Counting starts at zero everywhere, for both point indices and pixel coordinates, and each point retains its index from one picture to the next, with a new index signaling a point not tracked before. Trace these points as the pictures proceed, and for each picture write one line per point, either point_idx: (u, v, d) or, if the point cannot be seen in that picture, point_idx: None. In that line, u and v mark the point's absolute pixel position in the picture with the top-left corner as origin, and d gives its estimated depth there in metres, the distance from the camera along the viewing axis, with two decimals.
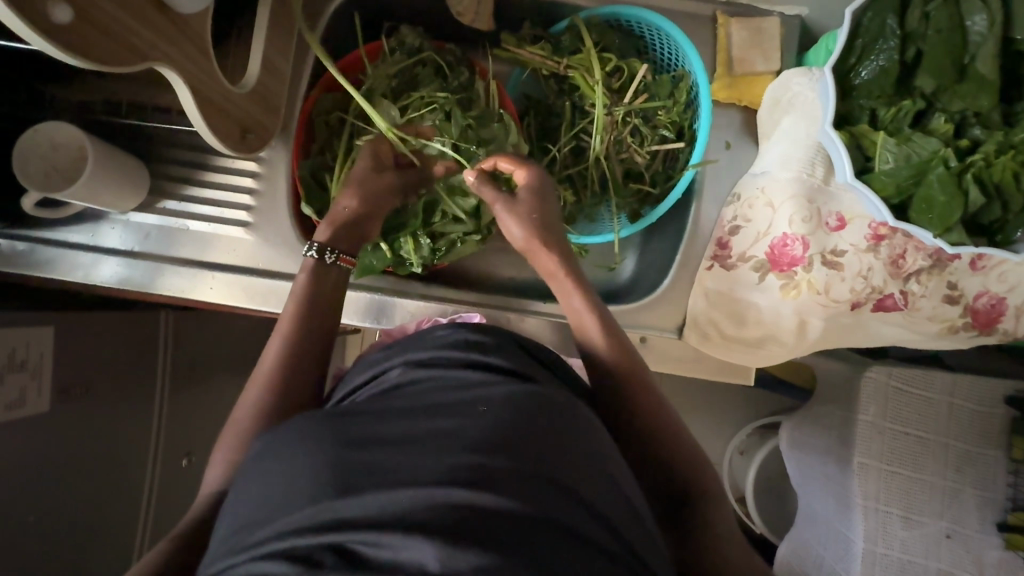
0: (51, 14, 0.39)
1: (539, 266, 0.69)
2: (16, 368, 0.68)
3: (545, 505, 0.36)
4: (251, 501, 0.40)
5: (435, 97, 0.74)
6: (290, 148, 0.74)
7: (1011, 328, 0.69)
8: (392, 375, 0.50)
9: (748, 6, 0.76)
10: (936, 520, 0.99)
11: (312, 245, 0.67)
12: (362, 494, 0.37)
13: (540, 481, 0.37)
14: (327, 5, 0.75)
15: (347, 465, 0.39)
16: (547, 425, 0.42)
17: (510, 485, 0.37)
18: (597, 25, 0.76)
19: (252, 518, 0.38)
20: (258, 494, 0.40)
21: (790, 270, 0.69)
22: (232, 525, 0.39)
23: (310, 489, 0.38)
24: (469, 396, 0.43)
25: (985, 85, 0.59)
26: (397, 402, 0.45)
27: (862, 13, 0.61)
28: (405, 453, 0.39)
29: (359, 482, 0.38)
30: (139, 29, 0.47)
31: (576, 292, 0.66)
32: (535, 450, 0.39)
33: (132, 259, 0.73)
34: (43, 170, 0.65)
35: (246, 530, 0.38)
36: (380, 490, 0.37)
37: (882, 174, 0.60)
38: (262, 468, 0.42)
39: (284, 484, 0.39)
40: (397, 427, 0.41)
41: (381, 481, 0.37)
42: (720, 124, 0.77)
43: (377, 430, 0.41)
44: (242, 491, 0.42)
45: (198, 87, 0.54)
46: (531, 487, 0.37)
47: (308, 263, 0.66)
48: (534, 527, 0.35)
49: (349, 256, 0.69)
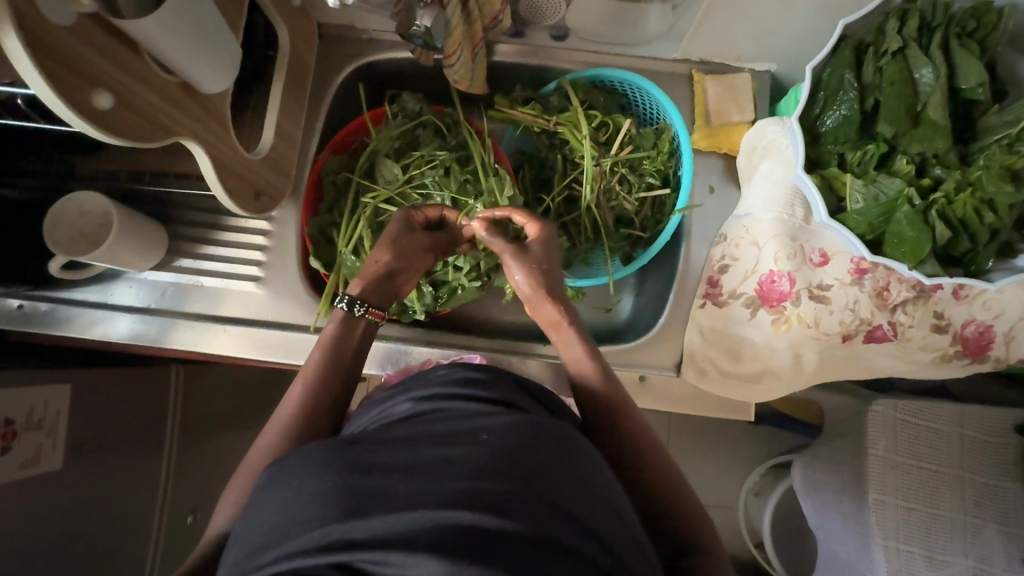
0: (95, 101, 0.44)
1: (541, 318, 0.71)
2: (34, 426, 0.70)
3: (546, 527, 0.37)
4: (259, 527, 0.41)
5: (436, 155, 0.81)
6: (299, 207, 0.79)
7: (1002, 355, 0.71)
8: (399, 408, 0.51)
9: (721, 63, 0.82)
10: (961, 560, 0.96)
11: (344, 296, 0.70)
12: (370, 516, 0.38)
13: (538, 505, 0.39)
14: (335, 78, 0.82)
15: (355, 489, 0.40)
16: (549, 455, 0.43)
17: (510, 508, 0.38)
18: (583, 86, 0.82)
19: (262, 542, 0.40)
20: (264, 525, 0.41)
21: (779, 305, 0.72)
22: (241, 553, 0.40)
23: (319, 512, 0.39)
24: (472, 426, 0.45)
25: (938, 131, 0.63)
26: (405, 431, 0.46)
27: (821, 70, 0.66)
28: (410, 478, 0.40)
29: (366, 504, 0.39)
30: (168, 110, 0.52)
31: (577, 341, 0.68)
32: (532, 473, 0.41)
33: (147, 315, 0.76)
34: (70, 236, 0.70)
35: (255, 553, 0.39)
36: (385, 512, 0.38)
37: (854, 213, 0.64)
38: (270, 497, 0.43)
39: (292, 509, 0.40)
40: (404, 454, 0.43)
41: (387, 504, 0.38)
42: (703, 170, 0.82)
43: (384, 457, 0.43)
44: (249, 520, 0.43)
45: (217, 155, 0.59)
46: (532, 507, 0.38)
47: (338, 314, 0.69)
48: (531, 546, 0.36)
49: (377, 310, 0.71)
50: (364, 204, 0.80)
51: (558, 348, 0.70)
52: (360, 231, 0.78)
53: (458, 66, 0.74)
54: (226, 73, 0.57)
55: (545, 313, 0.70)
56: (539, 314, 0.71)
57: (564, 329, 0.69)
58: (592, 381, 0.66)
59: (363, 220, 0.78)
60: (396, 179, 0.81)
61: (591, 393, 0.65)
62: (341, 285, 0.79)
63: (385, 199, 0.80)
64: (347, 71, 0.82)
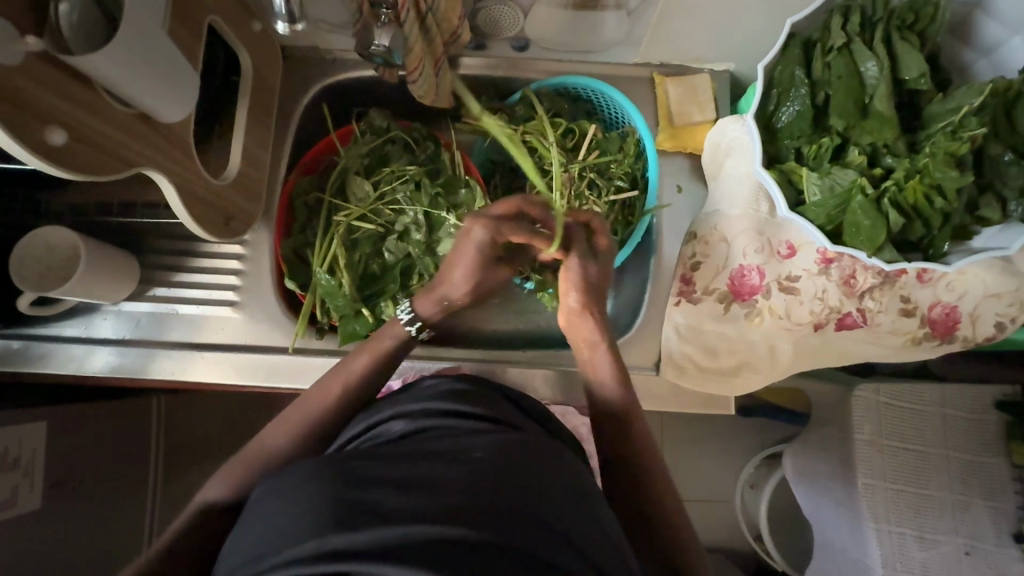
0: (48, 137, 0.44)
1: (575, 334, 0.69)
2: (9, 467, 0.69)
3: (522, 538, 0.38)
4: (252, 537, 0.41)
5: (407, 170, 0.81)
6: (272, 229, 0.79)
7: (970, 334, 0.72)
8: (391, 427, 0.50)
9: (680, 65, 0.84)
10: (952, 537, 0.98)
11: (415, 318, 0.67)
12: (363, 529, 0.37)
13: (516, 516, 0.39)
14: (302, 100, 0.82)
15: (348, 501, 0.39)
16: (537, 470, 0.43)
17: (487, 521, 0.38)
18: (547, 95, 0.84)
19: (254, 553, 0.39)
20: (253, 538, 0.40)
21: (751, 298, 0.74)
22: (236, 560, 0.40)
23: (313, 522, 0.38)
24: (462, 443, 0.45)
25: (886, 120, 0.64)
26: (397, 448, 0.45)
27: (773, 67, 0.68)
28: (402, 492, 0.40)
29: (361, 517, 0.38)
30: (127, 141, 0.52)
31: (607, 356, 0.67)
32: (523, 489, 0.41)
33: (123, 347, 0.75)
34: (39, 272, 0.70)
35: (250, 561, 0.39)
36: (378, 525, 0.37)
37: (812, 205, 0.65)
38: (259, 509, 0.42)
39: (285, 518, 0.40)
40: (396, 469, 0.42)
41: (379, 517, 0.38)
42: (669, 170, 0.83)
43: (377, 471, 0.42)
44: (243, 530, 0.42)
45: (181, 183, 0.59)
46: (511, 519, 0.39)
47: (399, 332, 0.66)
48: (508, 557, 0.36)
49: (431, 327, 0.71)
50: (337, 222, 0.80)
51: (582, 362, 0.69)
52: (334, 249, 0.78)
53: (421, 82, 0.75)
54: (183, 101, 0.57)
55: (581, 331, 0.68)
56: (572, 330, 0.69)
57: (598, 349, 0.67)
58: (610, 392, 0.66)
59: (337, 238, 0.79)
60: (367, 196, 0.81)
61: (606, 402, 0.66)
62: (318, 304, 0.78)
63: (357, 216, 0.81)
64: (313, 91, 0.83)
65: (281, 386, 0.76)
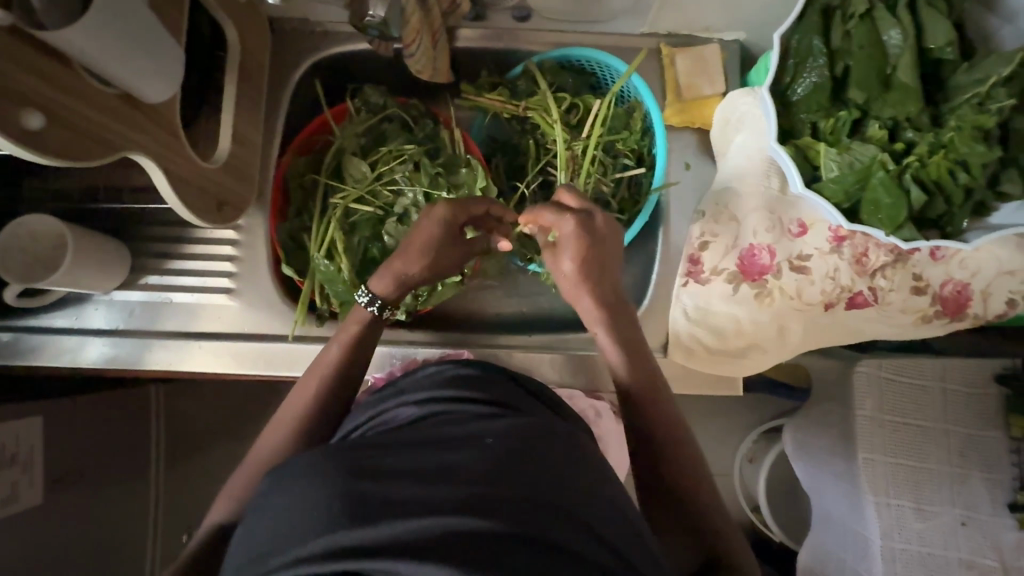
0: (25, 122, 0.41)
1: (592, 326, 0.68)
2: (6, 463, 0.68)
3: (533, 524, 0.36)
4: (260, 533, 0.38)
5: (405, 150, 0.78)
6: (267, 213, 0.76)
7: (980, 311, 0.72)
8: (398, 414, 0.48)
9: (688, 36, 0.80)
10: (949, 509, 1.00)
11: (368, 297, 0.66)
12: (377, 523, 0.36)
13: (532, 504, 0.38)
14: (291, 75, 0.78)
15: (358, 495, 0.37)
16: (554, 456, 0.42)
17: (503, 511, 0.37)
18: (549, 68, 0.79)
19: (263, 549, 0.37)
20: (260, 534, 0.38)
21: (761, 278, 0.72)
22: (243, 558, 0.38)
23: (323, 517, 0.37)
24: (473, 429, 0.43)
25: (910, 92, 0.62)
26: (408, 435, 0.43)
27: (790, 35, 0.64)
28: (417, 482, 0.38)
29: (373, 510, 0.37)
30: (109, 123, 0.49)
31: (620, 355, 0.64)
32: (539, 476, 0.40)
33: (118, 337, 0.73)
34: (24, 261, 0.67)
35: (258, 560, 0.37)
36: (392, 520, 0.36)
37: (830, 182, 0.63)
38: (265, 500, 0.40)
39: (291, 513, 0.38)
40: (407, 458, 0.40)
41: (394, 511, 0.36)
42: (678, 146, 0.80)
43: (387, 461, 0.40)
44: (249, 524, 0.40)
45: (170, 166, 0.56)
46: (526, 509, 0.37)
47: (360, 314, 0.66)
48: (526, 548, 0.35)
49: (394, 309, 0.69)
50: (334, 205, 0.78)
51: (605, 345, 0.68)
52: (332, 233, 0.76)
53: (418, 55, 0.71)
54: (168, 79, 0.53)
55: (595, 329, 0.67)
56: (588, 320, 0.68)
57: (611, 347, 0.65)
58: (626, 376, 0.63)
59: (334, 222, 0.76)
60: (364, 177, 0.78)
61: (619, 384, 0.63)
62: (318, 291, 0.76)
63: (355, 198, 0.78)
64: (303, 67, 0.79)
65: (281, 374, 0.74)
